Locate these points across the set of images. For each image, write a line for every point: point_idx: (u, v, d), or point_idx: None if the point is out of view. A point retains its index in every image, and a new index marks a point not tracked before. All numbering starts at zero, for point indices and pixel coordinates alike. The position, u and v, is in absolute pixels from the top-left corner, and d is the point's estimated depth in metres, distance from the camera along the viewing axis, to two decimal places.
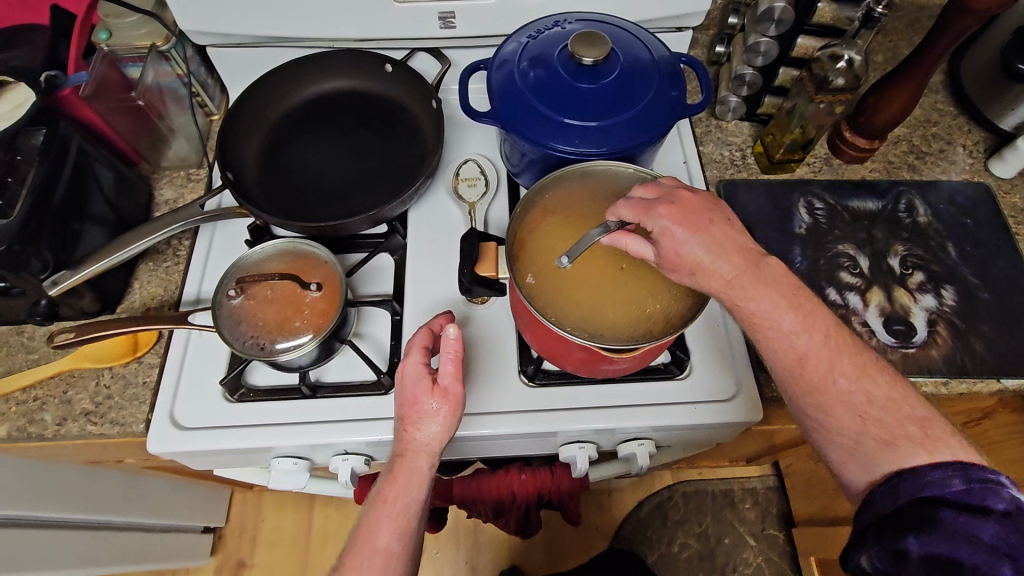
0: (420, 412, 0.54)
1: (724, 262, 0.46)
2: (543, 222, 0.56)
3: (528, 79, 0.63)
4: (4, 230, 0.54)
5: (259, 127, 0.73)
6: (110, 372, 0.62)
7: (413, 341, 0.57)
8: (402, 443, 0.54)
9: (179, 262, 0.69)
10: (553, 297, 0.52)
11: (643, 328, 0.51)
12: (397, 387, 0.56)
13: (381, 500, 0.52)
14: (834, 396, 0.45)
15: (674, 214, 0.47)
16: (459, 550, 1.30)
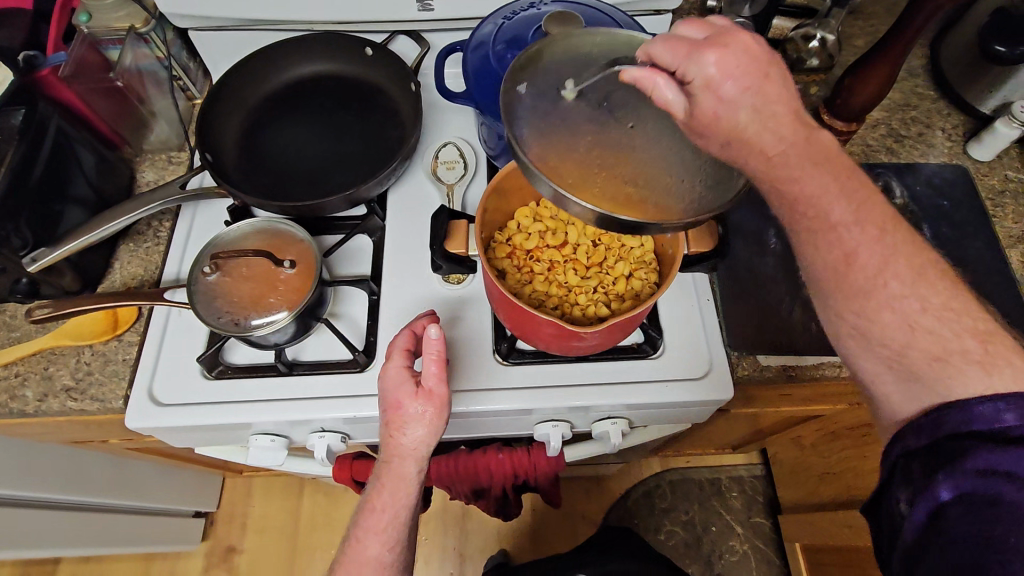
0: (405, 418, 0.55)
1: (772, 134, 0.43)
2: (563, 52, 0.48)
3: (503, 60, 0.63)
4: None
5: (240, 108, 0.74)
6: (90, 349, 0.63)
7: (396, 342, 0.57)
8: (389, 451, 0.56)
9: (159, 243, 0.69)
10: (533, 118, 0.44)
11: (618, 192, 0.42)
12: (381, 389, 0.57)
13: (370, 509, 0.56)
14: (881, 298, 0.43)
15: (724, 61, 0.41)
16: (447, 536, 1.31)
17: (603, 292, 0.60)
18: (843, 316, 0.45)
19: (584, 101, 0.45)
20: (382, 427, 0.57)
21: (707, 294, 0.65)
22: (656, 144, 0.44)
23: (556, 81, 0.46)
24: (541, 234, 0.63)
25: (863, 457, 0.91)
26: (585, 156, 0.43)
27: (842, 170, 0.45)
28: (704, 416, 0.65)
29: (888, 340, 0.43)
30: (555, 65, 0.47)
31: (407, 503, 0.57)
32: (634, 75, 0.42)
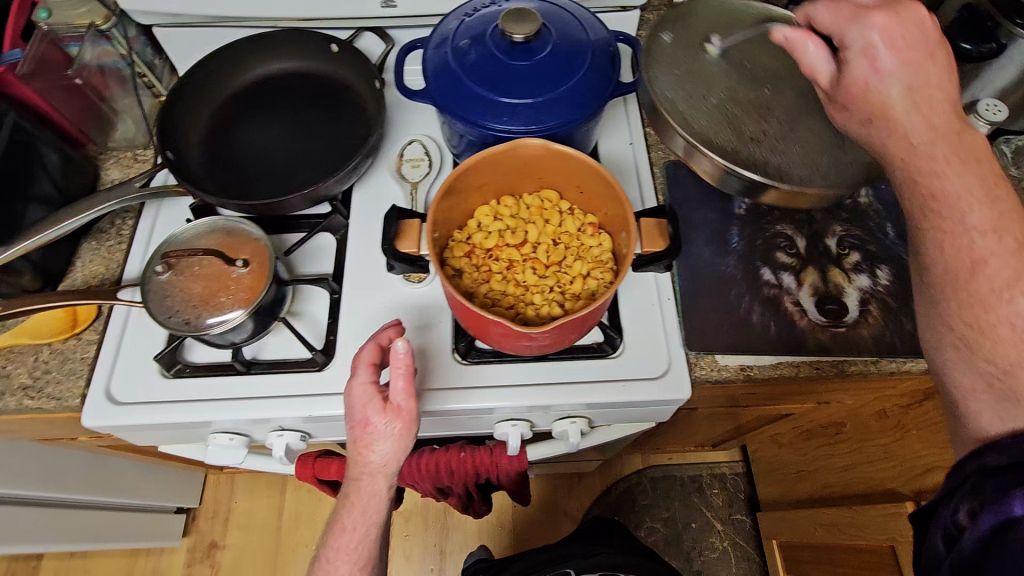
0: (374, 435, 0.54)
1: (921, 120, 0.46)
2: (709, 19, 0.65)
3: (463, 56, 0.62)
4: None
5: (205, 106, 0.73)
6: (50, 348, 0.63)
7: (362, 357, 0.56)
8: (357, 468, 0.56)
9: (122, 241, 0.69)
10: (673, 63, 0.61)
11: (732, 137, 0.57)
12: (347, 405, 0.56)
13: (341, 528, 0.57)
14: (1002, 312, 0.42)
15: (887, 30, 0.47)
16: (428, 533, 1.32)
17: (562, 290, 0.60)
18: (954, 325, 0.44)
19: (722, 56, 0.62)
20: (351, 445, 0.56)
21: (668, 293, 0.65)
22: (787, 106, 0.59)
23: (703, 38, 0.63)
24: (500, 233, 0.63)
25: (835, 456, 0.91)
26: (712, 99, 0.59)
27: (988, 174, 0.45)
28: (665, 415, 0.65)
29: (998, 356, 0.42)
30: (703, 28, 0.64)
31: (376, 517, 0.57)
32: (786, 36, 0.50)
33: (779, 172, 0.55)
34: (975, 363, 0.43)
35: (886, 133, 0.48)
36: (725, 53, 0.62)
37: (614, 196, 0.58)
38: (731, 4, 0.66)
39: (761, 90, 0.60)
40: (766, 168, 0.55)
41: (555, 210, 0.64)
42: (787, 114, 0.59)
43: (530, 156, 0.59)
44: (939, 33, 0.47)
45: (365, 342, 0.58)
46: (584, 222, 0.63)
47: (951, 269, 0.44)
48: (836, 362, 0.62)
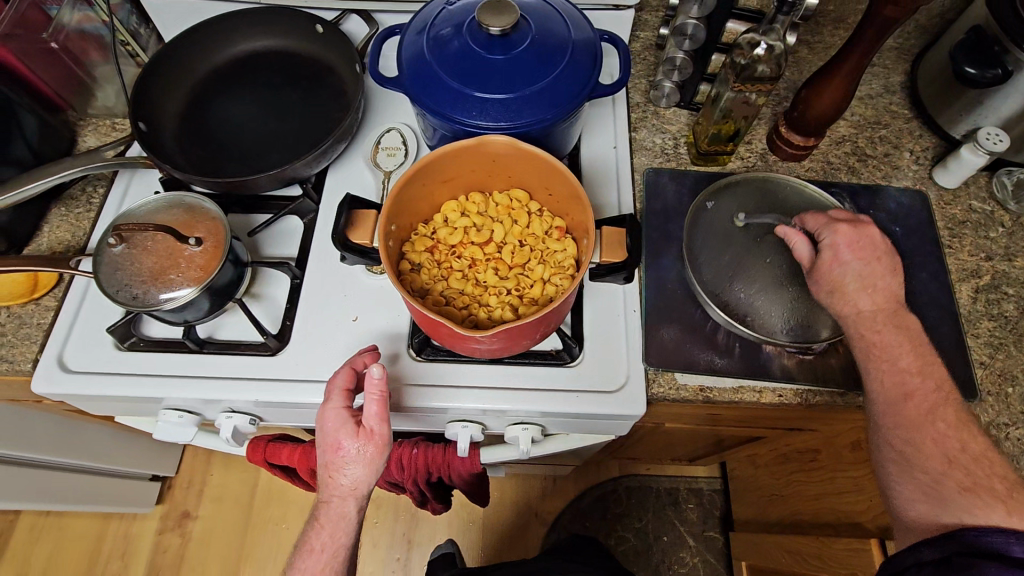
0: (344, 458, 0.54)
1: (864, 298, 0.54)
2: (742, 189, 0.66)
3: (440, 44, 0.60)
4: None
5: (189, 78, 0.73)
6: (8, 311, 0.63)
7: (336, 381, 0.55)
8: (328, 490, 0.56)
9: (91, 209, 0.69)
10: (696, 225, 0.64)
11: (727, 296, 0.60)
12: (319, 427, 0.55)
13: (309, 550, 0.57)
14: (930, 433, 0.50)
15: (848, 235, 0.56)
16: (398, 521, 1.32)
17: (521, 294, 0.58)
18: (893, 441, 0.51)
19: (745, 230, 0.63)
20: (324, 468, 0.55)
21: (634, 305, 0.63)
22: (790, 280, 0.60)
23: (732, 211, 0.65)
24: (466, 230, 0.61)
25: (809, 484, 0.88)
26: (718, 263, 0.62)
27: (916, 338, 0.54)
28: (623, 429, 0.63)
29: (928, 466, 0.49)
30: (737, 199, 0.66)
31: (344, 540, 0.57)
32: (784, 231, 0.58)
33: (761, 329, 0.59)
34: (911, 475, 0.50)
35: (841, 305, 0.55)
36: (749, 229, 0.63)
37: (578, 199, 0.56)
38: (770, 180, 0.67)
39: (765, 261, 0.61)
40: (751, 324, 0.59)
41: (524, 211, 0.62)
42: (781, 285, 0.60)
43: (498, 153, 0.58)
44: (886, 244, 0.56)
45: (342, 366, 0.58)
46: (552, 225, 0.61)
47: (887, 397, 0.52)
48: (801, 391, 0.59)
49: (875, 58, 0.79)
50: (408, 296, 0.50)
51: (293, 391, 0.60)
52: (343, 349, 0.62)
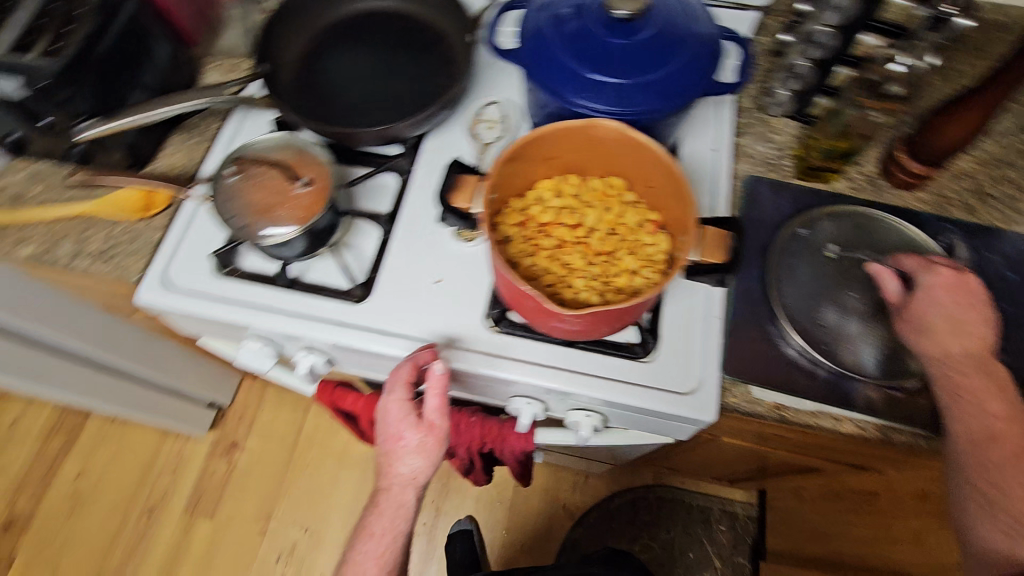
0: (405, 448, 0.60)
1: (955, 342, 0.52)
2: (839, 219, 0.65)
3: (561, 23, 0.60)
4: (46, 68, 0.59)
5: (307, 30, 0.76)
6: (124, 223, 0.67)
7: (399, 376, 0.58)
8: (389, 478, 0.62)
9: (206, 141, 0.72)
10: (785, 250, 0.62)
11: (809, 324, 0.59)
12: (382, 418, 0.60)
13: (370, 533, 0.63)
14: (1013, 478, 0.47)
15: (945, 280, 0.54)
16: (430, 488, 1.35)
17: (606, 284, 0.58)
18: (972, 483, 0.48)
19: (837, 261, 0.61)
20: (386, 457, 0.61)
21: (717, 312, 0.61)
22: (876, 316, 0.58)
23: (823, 239, 0.63)
24: (559, 211, 0.61)
25: (850, 525, 0.84)
26: (805, 289, 0.60)
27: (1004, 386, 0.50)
28: (684, 433, 0.62)
29: (1009, 511, 0.46)
30: (830, 227, 0.64)
31: (402, 525, 0.63)
32: (873, 268, 0.57)
33: (843, 362, 0.57)
34: (992, 516, 0.47)
35: (927, 345, 0.52)
36: (842, 261, 0.62)
37: (679, 193, 0.55)
38: (864, 215, 0.65)
39: (850, 294, 0.59)
40: (833, 356, 0.57)
41: (618, 200, 0.62)
42: (866, 320, 0.58)
43: (605, 138, 0.57)
44: (985, 295, 0.54)
45: (403, 358, 0.60)
46: (645, 218, 0.61)
47: (971, 438, 0.49)
48: (882, 426, 0.57)
49: (1013, 94, 0.74)
50: (504, 266, 0.52)
51: (371, 338, 0.62)
52: (421, 307, 0.63)
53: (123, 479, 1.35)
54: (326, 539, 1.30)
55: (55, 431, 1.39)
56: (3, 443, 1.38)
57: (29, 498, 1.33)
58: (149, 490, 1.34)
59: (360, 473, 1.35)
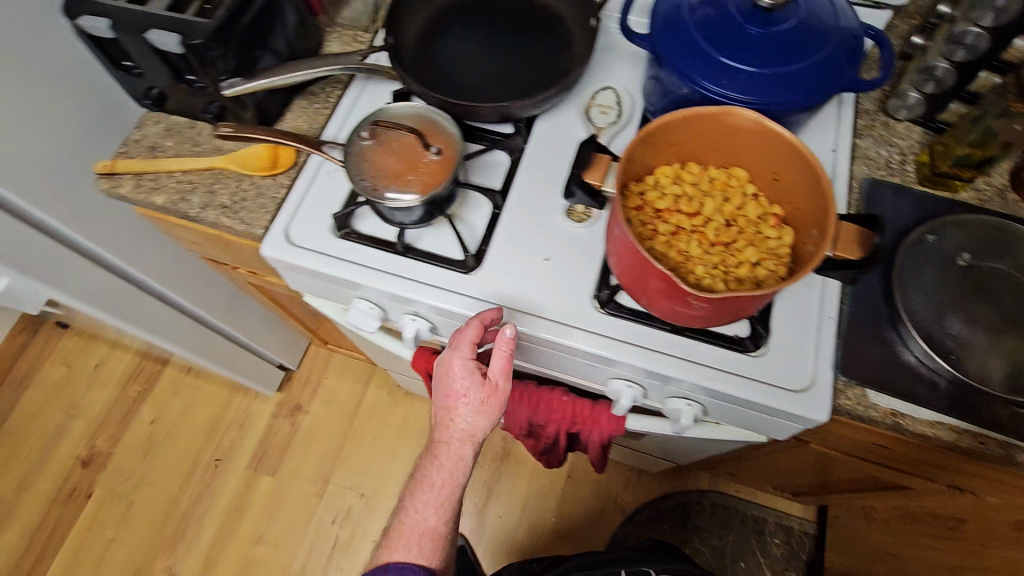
0: (468, 404, 0.61)
1: None
2: (972, 226, 0.62)
3: (699, 10, 0.60)
4: (206, 27, 0.60)
5: (428, 3, 0.76)
6: (250, 179, 0.70)
7: (465, 335, 0.59)
8: (448, 432, 0.62)
9: (327, 107, 0.75)
10: (913, 254, 0.60)
11: (935, 331, 0.57)
12: (446, 373, 0.61)
13: (429, 484, 0.63)
14: None
15: None
16: (483, 469, 1.37)
17: (722, 273, 0.58)
18: None
19: (968, 270, 0.60)
20: (444, 412, 0.62)
21: (831, 310, 0.60)
22: (1006, 330, 0.57)
23: (954, 246, 0.61)
24: (678, 198, 0.61)
25: (926, 551, 0.82)
26: (932, 296, 0.58)
27: None
28: (784, 431, 0.62)
29: None
30: (960, 235, 0.62)
31: (460, 478, 0.63)
32: None
33: (970, 373, 0.55)
34: None
35: None
36: (972, 270, 0.60)
37: (815, 189, 0.55)
38: (1000, 226, 0.62)
39: (979, 305, 0.58)
40: (959, 365, 0.55)
41: (740, 191, 0.61)
42: (997, 333, 0.57)
43: (737, 127, 0.57)
44: None
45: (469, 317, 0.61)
46: (766, 212, 0.60)
47: None
48: (1005, 443, 0.55)
49: None
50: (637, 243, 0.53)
51: (481, 308, 0.64)
52: (530, 282, 0.65)
53: (194, 429, 1.41)
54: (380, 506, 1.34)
55: (134, 377, 1.47)
56: (88, 384, 1.46)
57: (107, 438, 1.41)
58: (217, 442, 1.40)
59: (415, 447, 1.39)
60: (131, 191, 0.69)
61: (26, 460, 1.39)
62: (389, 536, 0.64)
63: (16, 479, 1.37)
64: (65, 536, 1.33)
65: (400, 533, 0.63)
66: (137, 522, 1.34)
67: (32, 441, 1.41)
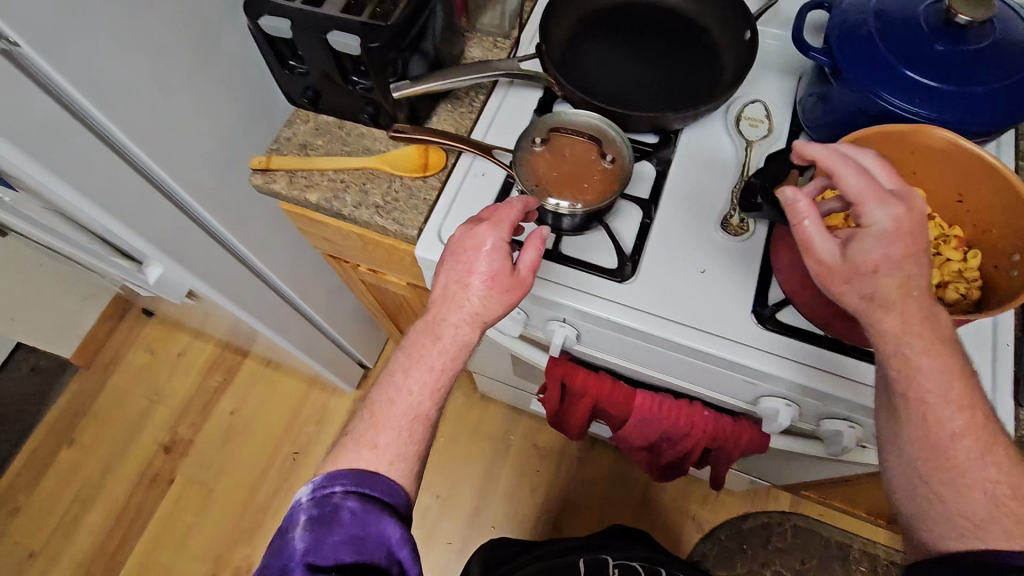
0: (487, 285, 0.55)
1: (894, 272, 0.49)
2: None
3: (884, 27, 0.60)
4: (388, 30, 0.62)
5: (574, 12, 0.76)
6: (401, 180, 0.71)
7: (507, 214, 0.57)
8: (455, 312, 0.56)
9: (472, 111, 0.75)
10: None
11: None
12: (471, 250, 0.56)
13: (427, 366, 0.56)
14: None
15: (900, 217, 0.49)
16: (558, 476, 1.37)
17: None
18: None
19: None
20: (455, 289, 0.56)
21: (1008, 339, 0.59)
22: None
23: None
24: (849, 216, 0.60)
25: None
26: None
27: None
28: None
29: None
30: None
31: (452, 364, 0.56)
32: None
33: None
34: None
35: None
36: None
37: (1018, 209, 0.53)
38: None
39: None
40: None
41: None
42: None
43: (926, 145, 0.56)
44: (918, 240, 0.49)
45: (508, 200, 0.59)
46: (948, 233, 0.59)
47: None
48: None
49: None
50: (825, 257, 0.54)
51: (638, 318, 0.63)
52: (688, 295, 0.64)
53: (272, 422, 1.44)
54: (454, 508, 1.36)
55: (214, 367, 1.50)
56: (169, 372, 1.49)
57: (188, 426, 1.44)
58: (295, 435, 1.42)
59: (489, 453, 1.40)
60: (285, 188, 0.71)
61: (111, 444, 1.42)
62: (369, 415, 0.55)
63: (101, 461, 1.41)
64: (148, 520, 1.35)
65: (385, 412, 0.55)
66: (217, 510, 1.36)
67: (117, 425, 1.44)
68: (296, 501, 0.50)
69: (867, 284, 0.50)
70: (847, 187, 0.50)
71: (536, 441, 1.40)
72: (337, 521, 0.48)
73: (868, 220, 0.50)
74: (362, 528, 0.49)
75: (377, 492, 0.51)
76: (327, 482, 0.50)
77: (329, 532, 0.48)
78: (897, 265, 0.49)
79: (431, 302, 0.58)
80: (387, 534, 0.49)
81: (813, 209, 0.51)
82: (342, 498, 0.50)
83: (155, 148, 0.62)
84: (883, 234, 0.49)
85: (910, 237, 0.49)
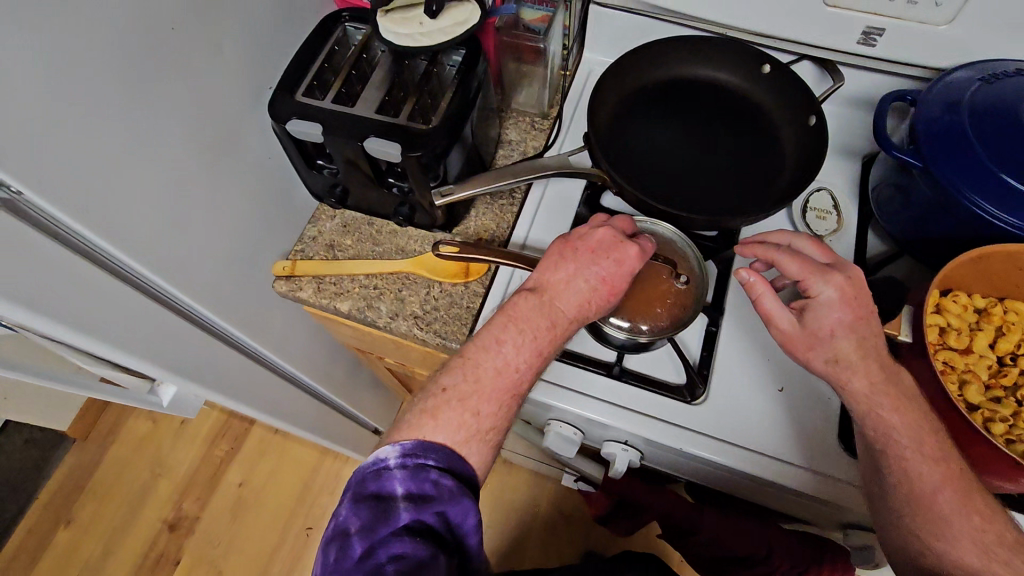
0: (600, 295, 0.52)
1: (845, 339, 0.49)
2: None
3: (971, 125, 0.54)
4: (434, 136, 0.56)
5: (618, 90, 0.71)
6: (440, 286, 0.65)
7: (651, 250, 0.55)
8: (566, 308, 0.51)
9: (514, 204, 0.70)
10: None
11: None
12: (608, 261, 0.53)
13: (534, 350, 0.49)
14: None
15: (845, 290, 0.49)
16: (589, 547, 1.30)
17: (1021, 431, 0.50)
18: None
19: None
20: (577, 286, 0.52)
21: None
22: None
23: None
24: (945, 331, 0.55)
25: None
26: None
27: None
28: None
29: None
30: None
31: (550, 351, 0.51)
32: None
33: None
34: None
35: None
36: None
37: None
38: None
39: None
40: None
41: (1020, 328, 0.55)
42: None
43: None
44: (868, 303, 0.50)
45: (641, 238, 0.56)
46: None
47: None
48: None
49: None
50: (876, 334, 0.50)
51: (714, 446, 0.56)
52: (764, 416, 0.58)
53: (284, 493, 1.36)
54: None
55: (220, 436, 1.42)
56: (173, 440, 1.42)
57: (194, 500, 1.36)
58: (308, 507, 1.35)
59: (514, 523, 1.32)
60: (313, 296, 0.64)
61: (113, 519, 1.34)
62: (470, 375, 0.47)
63: (102, 540, 1.32)
64: None
65: (483, 373, 0.48)
66: None
67: (119, 499, 1.36)
68: (379, 461, 0.42)
69: (827, 348, 0.50)
70: (785, 268, 0.52)
71: (563, 508, 1.33)
72: (433, 496, 0.42)
73: (812, 292, 0.50)
74: (451, 509, 0.42)
75: (464, 473, 0.45)
76: (421, 451, 0.43)
77: (424, 506, 0.41)
78: (851, 328, 0.49)
79: (546, 282, 0.52)
80: (467, 517, 0.43)
81: (767, 287, 0.51)
82: (437, 473, 0.43)
83: (171, 268, 0.55)
84: (831, 302, 0.50)
85: (857, 303, 0.49)
